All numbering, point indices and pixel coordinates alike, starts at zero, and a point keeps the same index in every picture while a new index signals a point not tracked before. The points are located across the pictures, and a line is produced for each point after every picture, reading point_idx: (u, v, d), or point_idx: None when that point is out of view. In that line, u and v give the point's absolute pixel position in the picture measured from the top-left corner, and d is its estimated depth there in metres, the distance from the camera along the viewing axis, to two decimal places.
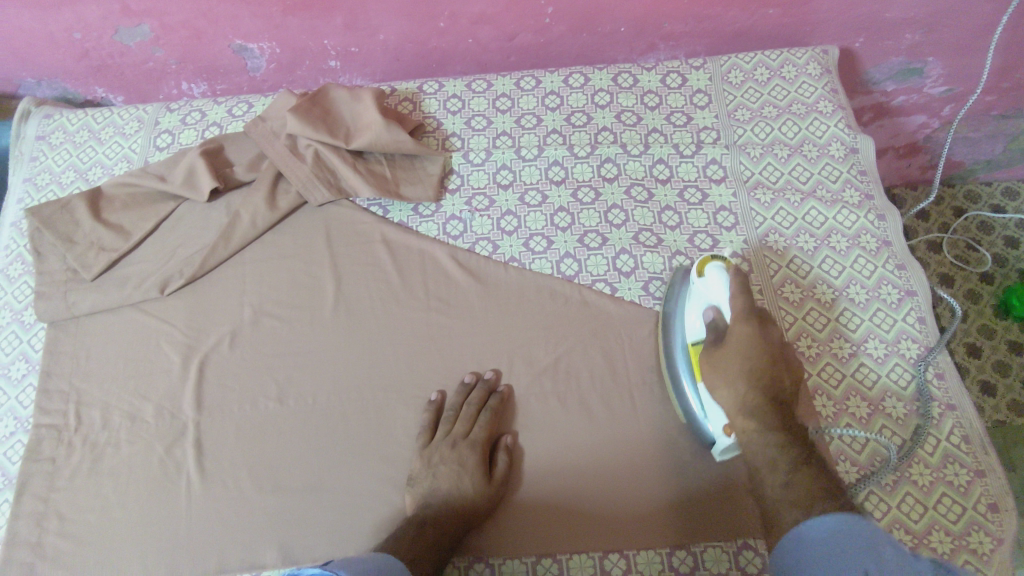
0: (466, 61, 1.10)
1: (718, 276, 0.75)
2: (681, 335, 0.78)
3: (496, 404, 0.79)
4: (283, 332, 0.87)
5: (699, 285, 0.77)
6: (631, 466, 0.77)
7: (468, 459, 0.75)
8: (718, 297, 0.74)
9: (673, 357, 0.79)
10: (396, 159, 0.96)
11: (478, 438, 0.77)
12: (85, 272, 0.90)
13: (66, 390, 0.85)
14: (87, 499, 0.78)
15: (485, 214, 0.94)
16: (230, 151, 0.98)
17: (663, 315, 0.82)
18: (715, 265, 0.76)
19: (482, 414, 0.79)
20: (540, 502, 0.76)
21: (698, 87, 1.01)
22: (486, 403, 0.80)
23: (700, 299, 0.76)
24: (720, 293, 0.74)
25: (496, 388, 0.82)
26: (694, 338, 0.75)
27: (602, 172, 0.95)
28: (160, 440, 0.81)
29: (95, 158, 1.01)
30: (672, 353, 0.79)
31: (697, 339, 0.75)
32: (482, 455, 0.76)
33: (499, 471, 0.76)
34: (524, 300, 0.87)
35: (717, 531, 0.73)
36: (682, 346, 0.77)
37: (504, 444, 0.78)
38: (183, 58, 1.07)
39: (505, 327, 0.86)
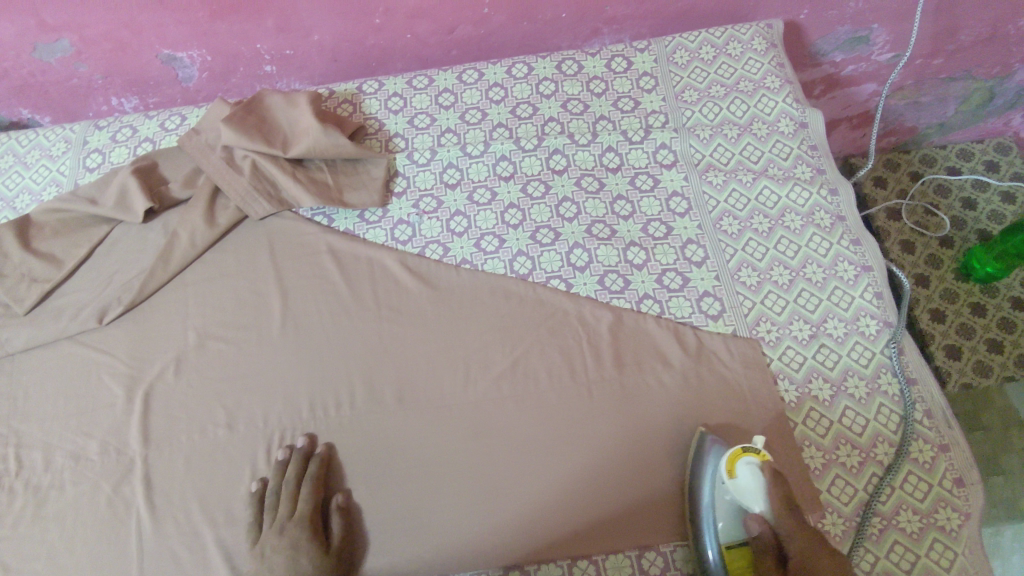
0: (407, 57, 1.06)
1: (752, 477, 0.66)
2: (713, 532, 0.67)
3: (316, 469, 0.75)
4: (231, 355, 0.84)
5: (729, 485, 0.68)
6: (596, 468, 0.75)
7: (300, 536, 0.70)
8: (757, 505, 0.66)
9: (702, 546, 0.68)
10: (338, 165, 0.93)
11: (304, 511, 0.72)
12: (17, 306, 0.86)
13: (5, 433, 0.81)
14: (31, 548, 0.75)
15: (434, 216, 0.91)
16: (165, 167, 0.94)
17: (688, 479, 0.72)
18: (749, 463, 0.67)
19: (302, 486, 0.74)
20: (503, 516, 0.73)
21: (643, 70, 0.98)
22: (304, 473, 0.75)
23: (729, 498, 0.67)
24: (760, 500, 0.66)
25: (314, 453, 0.77)
26: (731, 537, 0.66)
27: (551, 165, 0.93)
28: (106, 478, 0.78)
29: (22, 184, 0.96)
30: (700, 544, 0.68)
31: (732, 544, 0.66)
32: (313, 528, 0.71)
33: (337, 538, 0.71)
34: (477, 303, 0.85)
35: (687, 529, 0.72)
36: (714, 539, 0.67)
37: (335, 506, 0.73)
38: (109, 72, 1.02)
39: (459, 332, 0.83)
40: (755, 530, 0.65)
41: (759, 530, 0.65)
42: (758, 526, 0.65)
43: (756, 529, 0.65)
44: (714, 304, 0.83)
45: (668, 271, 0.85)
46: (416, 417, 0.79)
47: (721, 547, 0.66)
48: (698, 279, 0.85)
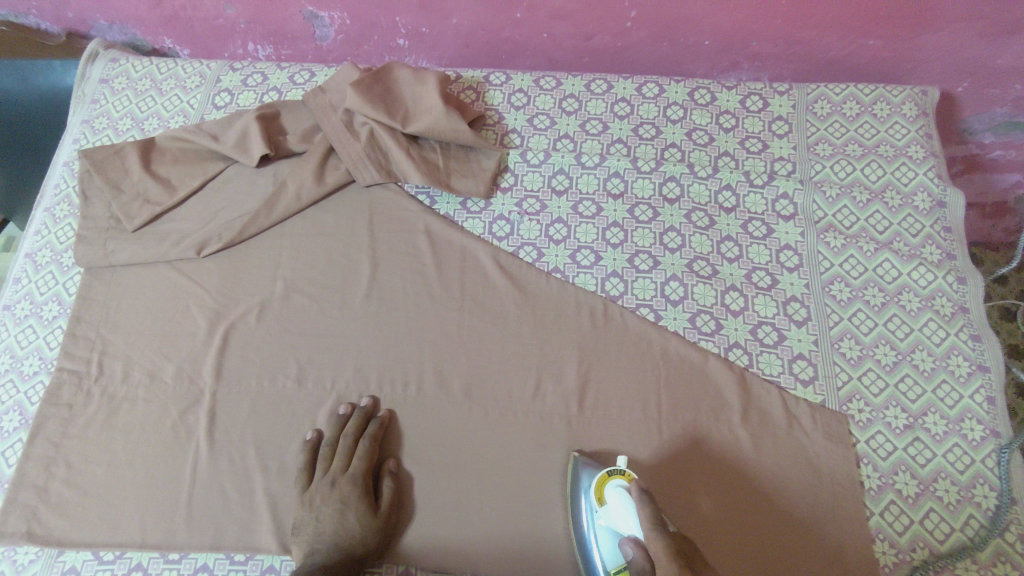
0: (537, 56, 1.06)
1: (622, 505, 0.65)
2: (597, 551, 0.68)
3: (375, 430, 0.76)
4: (312, 311, 0.85)
5: (602, 511, 0.67)
6: None
7: (350, 496, 0.72)
8: (629, 529, 0.64)
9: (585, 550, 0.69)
10: (451, 149, 0.92)
11: (358, 470, 0.74)
12: (127, 222, 0.89)
13: (92, 338, 0.84)
14: (98, 451, 0.78)
15: (535, 218, 0.90)
16: (286, 119, 0.96)
17: (570, 481, 0.73)
18: (616, 486, 0.67)
19: (361, 443, 0.75)
20: (540, 522, 0.73)
21: (779, 114, 0.94)
22: (364, 431, 0.77)
23: (611, 533, 0.66)
24: (630, 524, 0.64)
25: (375, 415, 0.79)
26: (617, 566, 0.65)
27: (664, 192, 0.90)
28: (175, 403, 0.80)
29: (153, 109, 1.00)
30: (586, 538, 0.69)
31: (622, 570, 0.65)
32: (364, 486, 0.73)
33: (386, 500, 0.72)
34: (561, 313, 0.84)
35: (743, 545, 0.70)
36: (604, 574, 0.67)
37: (387, 470, 0.75)
38: (253, 19, 1.06)
39: (538, 340, 0.82)
40: (630, 556, 0.62)
41: (632, 555, 0.62)
42: (631, 550, 0.62)
43: (630, 557, 0.62)
44: (806, 369, 0.79)
45: (764, 324, 0.82)
46: (481, 415, 0.79)
47: (608, 573, 0.66)
48: (794, 339, 0.81)
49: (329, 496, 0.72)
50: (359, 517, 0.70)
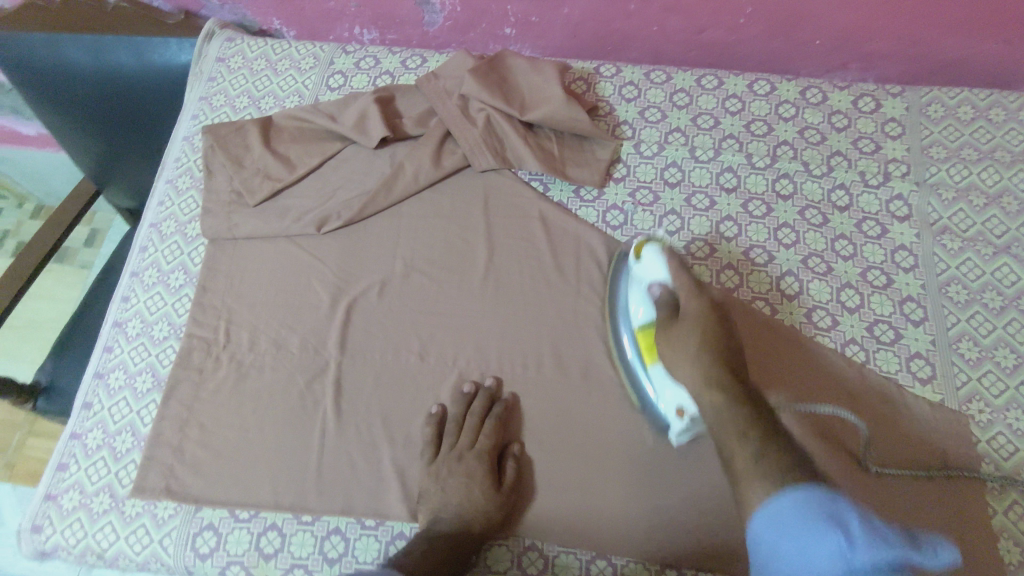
0: (644, 49, 1.08)
1: (655, 259, 0.75)
2: (630, 321, 0.81)
3: (500, 412, 0.78)
4: (431, 290, 0.87)
5: (638, 266, 0.78)
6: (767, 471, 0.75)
7: (478, 470, 0.74)
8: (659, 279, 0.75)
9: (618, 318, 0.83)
10: (566, 138, 0.94)
11: (483, 448, 0.76)
12: (249, 197, 0.91)
13: (218, 307, 0.87)
14: (228, 415, 0.81)
15: (648, 209, 0.91)
16: (401, 102, 0.98)
17: (610, 291, 0.85)
18: (652, 247, 0.76)
19: (487, 422, 0.78)
20: (659, 503, 0.74)
21: (892, 115, 0.95)
22: (489, 412, 0.79)
23: (641, 283, 0.78)
24: (659, 271, 0.75)
25: (499, 398, 0.81)
26: (642, 324, 0.78)
27: (778, 188, 0.91)
28: (301, 373, 0.83)
29: (269, 88, 1.02)
30: (619, 329, 0.83)
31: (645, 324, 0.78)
32: (489, 464, 0.75)
33: (509, 478, 0.75)
34: None
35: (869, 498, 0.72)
36: (631, 333, 0.81)
37: (512, 453, 0.77)
38: (364, 3, 1.07)
39: None
40: (657, 295, 0.73)
41: (659, 295, 0.73)
42: (658, 290, 0.73)
43: (656, 294, 0.74)
44: (924, 367, 0.80)
45: (880, 321, 0.83)
46: (599, 398, 0.80)
47: (634, 330, 0.79)
48: (912, 338, 0.82)
49: (457, 470, 0.74)
50: (484, 492, 0.73)
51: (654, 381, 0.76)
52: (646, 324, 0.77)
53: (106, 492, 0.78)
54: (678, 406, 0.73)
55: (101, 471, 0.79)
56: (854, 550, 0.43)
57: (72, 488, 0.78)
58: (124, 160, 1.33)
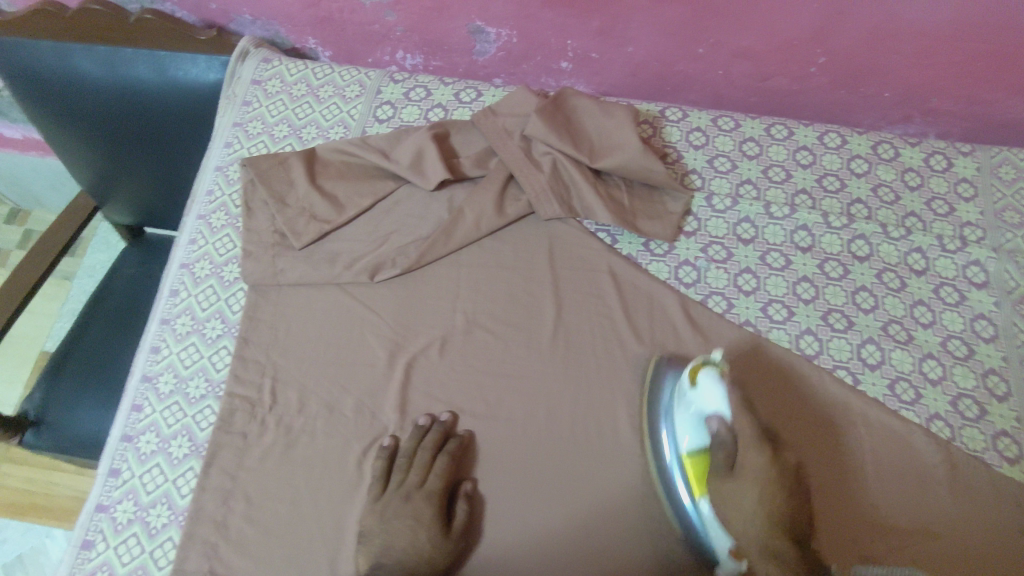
0: (704, 91, 1.03)
1: (713, 386, 0.71)
2: (673, 450, 0.74)
3: (454, 449, 0.75)
4: (497, 349, 0.81)
5: (690, 394, 0.73)
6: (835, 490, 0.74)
7: None
8: (715, 408, 0.71)
9: (664, 462, 0.74)
10: (636, 187, 0.89)
11: (434, 488, 0.73)
12: (294, 239, 0.84)
13: (262, 363, 0.80)
14: (276, 487, 0.74)
15: (723, 266, 0.87)
16: (457, 140, 0.92)
17: (648, 386, 0.78)
18: (709, 372, 0.72)
19: (439, 460, 0.74)
20: None
21: (964, 175, 0.93)
22: (442, 447, 0.75)
23: (694, 411, 0.73)
24: (717, 402, 0.71)
25: (453, 431, 0.77)
26: (691, 450, 0.73)
27: (853, 249, 0.88)
28: (357, 440, 0.76)
29: (310, 117, 0.94)
30: (661, 446, 0.75)
31: (694, 450, 0.72)
32: (438, 505, 0.72)
33: (459, 523, 0.71)
34: (757, 363, 0.81)
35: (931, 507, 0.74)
36: (675, 454, 0.74)
37: (464, 492, 0.73)
38: (412, 27, 1.00)
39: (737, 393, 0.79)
40: (716, 430, 0.70)
41: (717, 430, 0.70)
42: (717, 425, 0.70)
43: (716, 429, 0.70)
44: (1011, 447, 0.77)
45: (964, 395, 0.80)
46: None
47: (680, 455, 0.73)
48: (995, 414, 0.79)
49: (403, 510, 0.72)
50: (431, 538, 0.70)
51: (705, 520, 0.70)
52: (695, 451, 0.72)
53: None
54: (734, 549, 0.68)
55: (133, 549, 0.72)
56: None
57: (101, 569, 0.71)
58: (120, 184, 1.22)
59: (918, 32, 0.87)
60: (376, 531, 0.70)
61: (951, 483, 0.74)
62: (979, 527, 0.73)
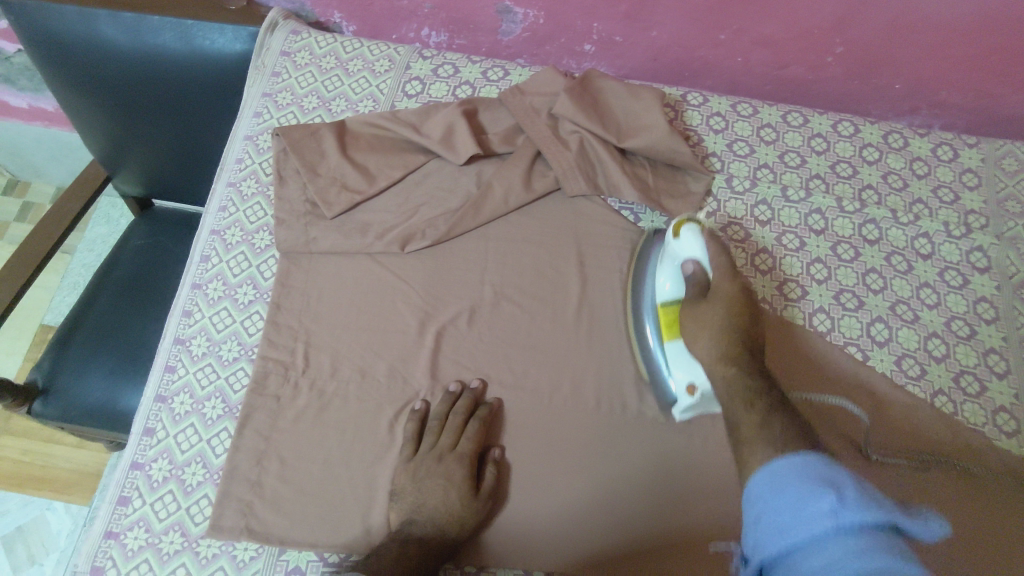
0: (722, 78, 1.06)
1: (692, 237, 0.76)
2: (655, 291, 0.81)
3: (484, 414, 0.76)
4: (524, 320, 0.84)
5: (674, 244, 0.78)
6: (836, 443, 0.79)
7: None
8: (691, 254, 0.77)
9: (642, 313, 0.83)
10: (659, 167, 0.92)
11: (465, 451, 0.74)
12: (326, 209, 0.85)
13: (295, 328, 0.81)
14: (310, 448, 0.75)
15: (741, 246, 0.90)
16: (485, 117, 0.93)
17: (634, 270, 0.87)
18: (692, 228, 0.77)
19: (470, 424, 0.76)
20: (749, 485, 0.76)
21: (969, 166, 0.97)
22: (473, 413, 0.77)
23: (673, 259, 0.79)
24: (693, 251, 0.76)
25: (482, 399, 0.79)
26: (665, 300, 0.79)
27: (864, 233, 0.92)
28: (389, 404, 0.78)
29: (340, 89, 0.96)
30: (643, 311, 0.83)
31: (668, 300, 0.79)
32: (469, 467, 0.73)
33: (487, 484, 0.73)
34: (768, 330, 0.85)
35: (928, 464, 0.78)
36: (654, 303, 0.81)
37: (492, 457, 0.75)
38: (440, 5, 1.02)
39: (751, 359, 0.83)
40: (689, 272, 0.76)
41: (692, 272, 0.75)
42: (692, 268, 0.75)
43: (690, 271, 0.76)
44: (1009, 421, 0.82)
45: (966, 372, 0.84)
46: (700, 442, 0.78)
47: (657, 305, 0.80)
48: (996, 390, 0.83)
49: (435, 470, 0.73)
50: (461, 497, 0.71)
51: (670, 356, 0.77)
52: (668, 300, 0.79)
53: (178, 531, 0.72)
54: (690, 383, 0.74)
55: (170, 506, 0.73)
56: (845, 510, 0.42)
57: (137, 525, 0.72)
58: (130, 154, 1.20)
59: (933, 25, 0.91)
60: (409, 491, 0.72)
61: (943, 435, 0.79)
62: (970, 483, 0.77)
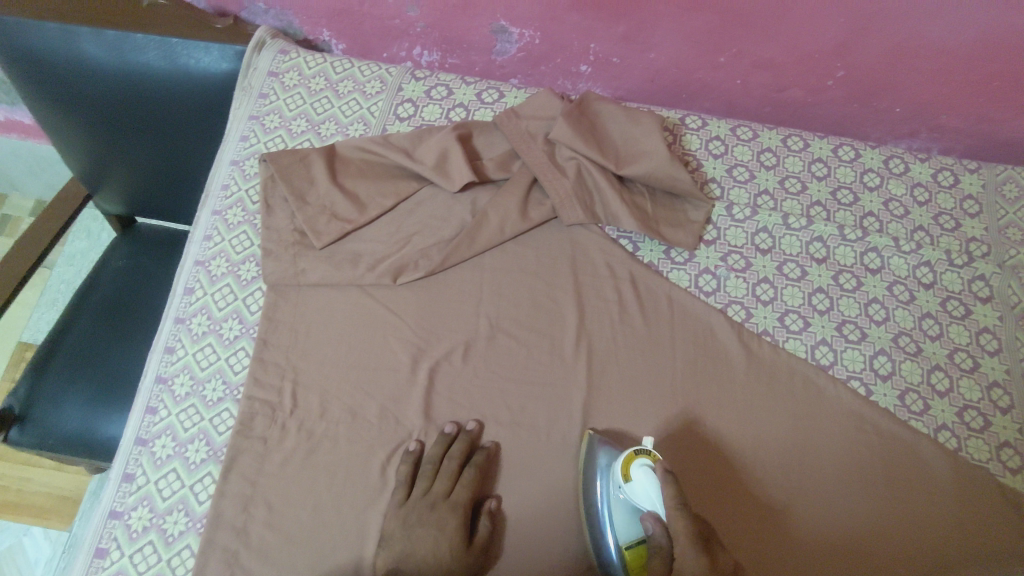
0: (720, 99, 1.04)
1: (645, 479, 0.68)
2: (613, 526, 0.69)
3: (481, 460, 0.74)
4: (521, 355, 0.81)
5: (626, 487, 0.69)
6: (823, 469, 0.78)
7: None
8: (648, 505, 0.68)
9: (602, 562, 0.70)
10: (657, 195, 0.90)
11: (460, 500, 0.71)
12: (315, 239, 0.82)
13: (282, 366, 0.78)
14: (299, 494, 0.72)
15: (742, 276, 0.88)
16: (480, 141, 0.90)
17: (583, 496, 0.72)
18: (643, 464, 0.69)
19: (466, 471, 0.73)
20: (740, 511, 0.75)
21: (970, 192, 0.96)
22: (470, 458, 0.74)
23: (627, 505, 0.70)
24: (650, 499, 0.68)
25: (479, 442, 0.76)
26: (630, 543, 0.69)
27: (866, 261, 0.90)
28: (381, 446, 0.75)
29: (329, 111, 0.93)
30: (600, 546, 0.70)
31: (631, 545, 0.69)
32: (463, 517, 0.70)
33: (481, 537, 0.70)
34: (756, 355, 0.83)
35: (918, 486, 0.77)
36: (613, 546, 0.69)
37: (487, 508, 0.72)
38: (433, 24, 0.99)
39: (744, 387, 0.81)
40: (651, 531, 0.66)
41: (652, 531, 0.66)
42: (653, 525, 0.66)
43: (650, 530, 0.66)
44: (1014, 457, 0.79)
45: (969, 407, 0.82)
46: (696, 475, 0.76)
47: (620, 549, 0.69)
48: (1000, 425, 0.81)
49: (428, 519, 0.70)
50: (453, 549, 0.68)
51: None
52: (633, 542, 0.69)
53: None
54: None
55: (150, 558, 0.69)
56: None
57: None
58: (110, 175, 1.16)
59: (935, 50, 0.89)
60: (397, 537, 0.69)
61: (936, 457, 0.78)
62: (965, 505, 0.76)
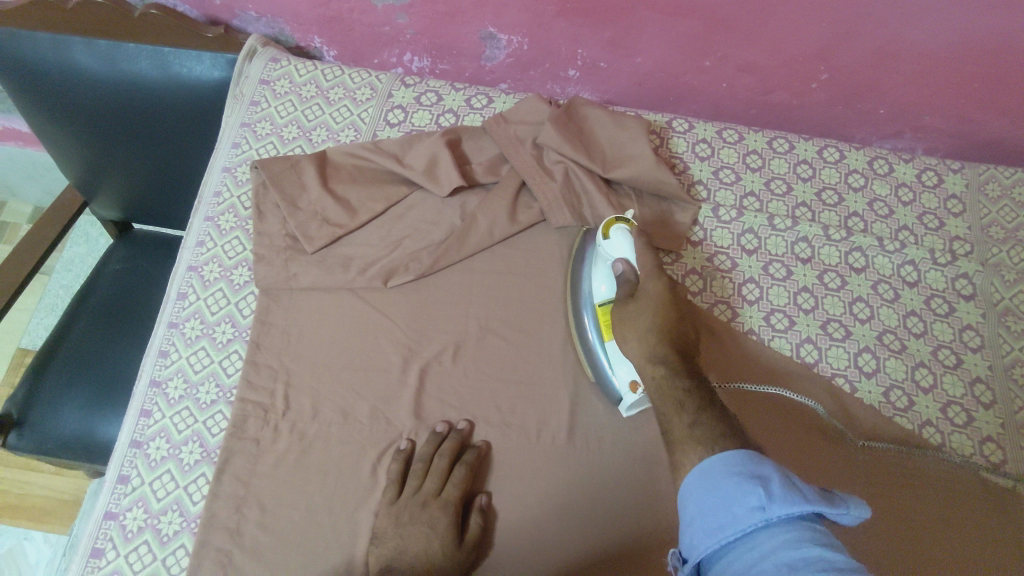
0: (707, 103, 1.05)
1: (621, 237, 0.77)
2: (592, 293, 0.80)
3: (472, 459, 0.75)
4: (510, 356, 0.82)
5: (605, 245, 0.79)
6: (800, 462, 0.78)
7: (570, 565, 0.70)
8: (622, 256, 0.76)
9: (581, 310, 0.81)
10: (644, 197, 0.91)
11: (450, 497, 0.73)
12: (307, 243, 0.83)
13: (274, 368, 0.79)
14: (291, 494, 0.73)
15: (728, 276, 0.89)
16: (469, 146, 0.92)
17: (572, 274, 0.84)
18: (620, 227, 0.77)
19: (456, 469, 0.74)
20: None
21: (953, 192, 0.97)
22: (459, 456, 0.75)
23: (606, 259, 0.78)
24: (623, 248, 0.76)
25: (469, 441, 0.77)
26: (601, 299, 0.78)
27: (851, 261, 0.91)
28: (372, 446, 0.76)
29: (320, 118, 0.96)
30: (581, 315, 0.81)
31: (602, 300, 0.78)
32: (453, 514, 0.72)
33: (472, 533, 0.71)
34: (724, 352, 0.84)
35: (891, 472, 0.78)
36: (591, 305, 0.80)
37: (478, 504, 0.73)
38: (422, 31, 1.00)
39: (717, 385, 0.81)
40: (620, 272, 0.75)
41: (622, 272, 0.75)
42: (622, 268, 0.75)
43: (621, 270, 0.75)
44: (997, 452, 0.80)
45: (953, 403, 0.83)
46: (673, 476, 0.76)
47: (594, 307, 0.78)
48: (983, 421, 0.82)
49: (419, 518, 0.71)
50: (444, 547, 0.70)
51: (610, 356, 0.76)
52: (605, 299, 0.77)
53: None
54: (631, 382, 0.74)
55: (145, 558, 0.71)
56: (771, 503, 0.46)
57: None
58: (105, 182, 1.17)
59: (917, 53, 0.90)
60: (390, 535, 0.71)
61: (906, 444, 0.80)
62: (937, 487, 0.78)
